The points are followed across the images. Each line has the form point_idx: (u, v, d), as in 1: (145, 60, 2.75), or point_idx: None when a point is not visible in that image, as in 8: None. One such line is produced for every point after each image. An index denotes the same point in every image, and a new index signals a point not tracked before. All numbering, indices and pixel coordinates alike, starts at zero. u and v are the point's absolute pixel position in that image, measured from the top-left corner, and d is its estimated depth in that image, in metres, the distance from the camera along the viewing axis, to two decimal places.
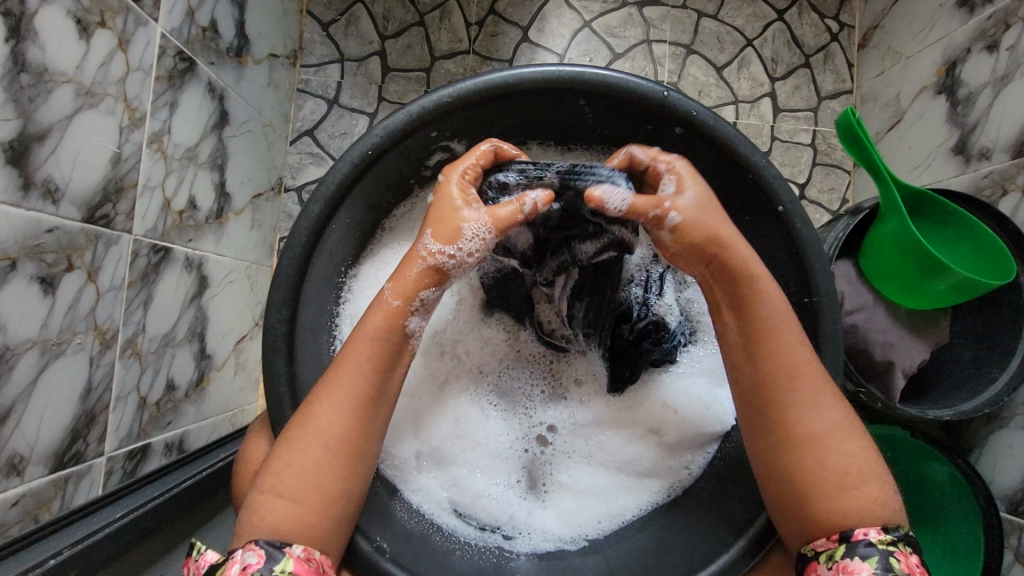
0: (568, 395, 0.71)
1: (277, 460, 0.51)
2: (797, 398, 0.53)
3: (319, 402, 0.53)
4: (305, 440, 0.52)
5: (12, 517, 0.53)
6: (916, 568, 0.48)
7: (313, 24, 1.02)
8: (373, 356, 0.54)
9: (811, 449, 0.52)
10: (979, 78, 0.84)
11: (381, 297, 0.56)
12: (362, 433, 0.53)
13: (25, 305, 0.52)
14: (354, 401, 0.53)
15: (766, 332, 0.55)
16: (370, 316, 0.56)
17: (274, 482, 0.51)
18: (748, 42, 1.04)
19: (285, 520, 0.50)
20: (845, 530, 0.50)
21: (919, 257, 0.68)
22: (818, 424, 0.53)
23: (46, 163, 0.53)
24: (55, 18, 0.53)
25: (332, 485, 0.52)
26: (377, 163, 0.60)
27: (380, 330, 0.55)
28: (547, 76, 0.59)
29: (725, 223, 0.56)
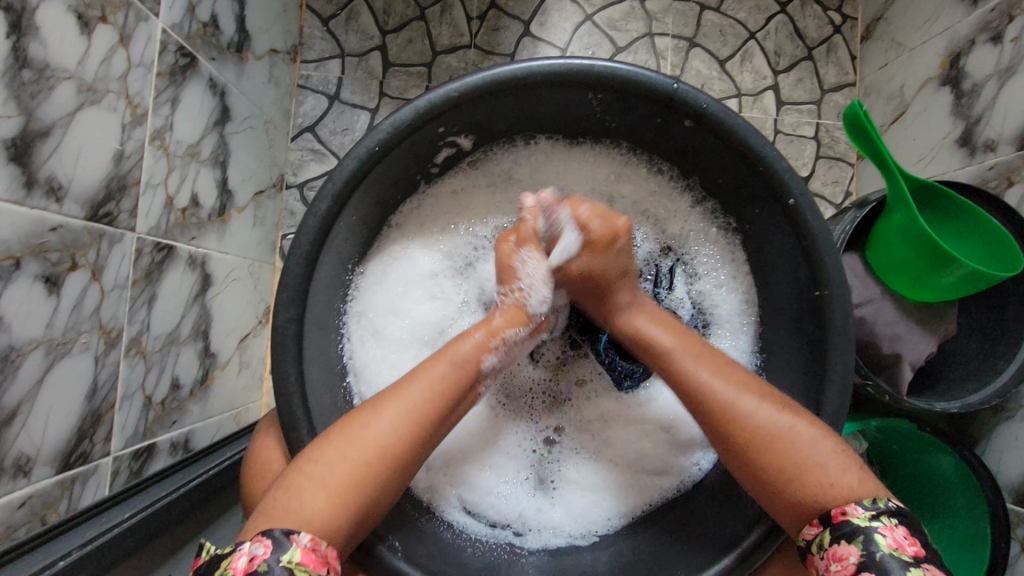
0: (571, 397, 0.72)
1: (331, 452, 0.50)
2: (723, 406, 0.55)
3: (386, 404, 0.53)
4: (365, 441, 0.51)
5: (19, 518, 0.52)
6: (903, 540, 0.46)
7: (313, 19, 1.01)
8: (443, 375, 0.56)
9: (753, 447, 0.53)
10: (984, 69, 0.83)
11: (466, 333, 0.60)
12: (419, 446, 0.53)
13: (30, 305, 0.52)
14: (418, 406, 0.53)
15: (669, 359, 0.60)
16: (455, 344, 0.59)
17: (322, 472, 0.49)
18: (751, 35, 1.03)
19: (318, 514, 0.48)
20: (825, 513, 0.50)
21: (927, 249, 0.68)
22: (752, 420, 0.54)
23: (48, 161, 0.52)
24: (56, 13, 0.52)
25: (373, 490, 0.51)
26: (383, 159, 0.60)
27: (463, 354, 0.57)
28: (555, 69, 0.58)
29: (624, 261, 0.63)
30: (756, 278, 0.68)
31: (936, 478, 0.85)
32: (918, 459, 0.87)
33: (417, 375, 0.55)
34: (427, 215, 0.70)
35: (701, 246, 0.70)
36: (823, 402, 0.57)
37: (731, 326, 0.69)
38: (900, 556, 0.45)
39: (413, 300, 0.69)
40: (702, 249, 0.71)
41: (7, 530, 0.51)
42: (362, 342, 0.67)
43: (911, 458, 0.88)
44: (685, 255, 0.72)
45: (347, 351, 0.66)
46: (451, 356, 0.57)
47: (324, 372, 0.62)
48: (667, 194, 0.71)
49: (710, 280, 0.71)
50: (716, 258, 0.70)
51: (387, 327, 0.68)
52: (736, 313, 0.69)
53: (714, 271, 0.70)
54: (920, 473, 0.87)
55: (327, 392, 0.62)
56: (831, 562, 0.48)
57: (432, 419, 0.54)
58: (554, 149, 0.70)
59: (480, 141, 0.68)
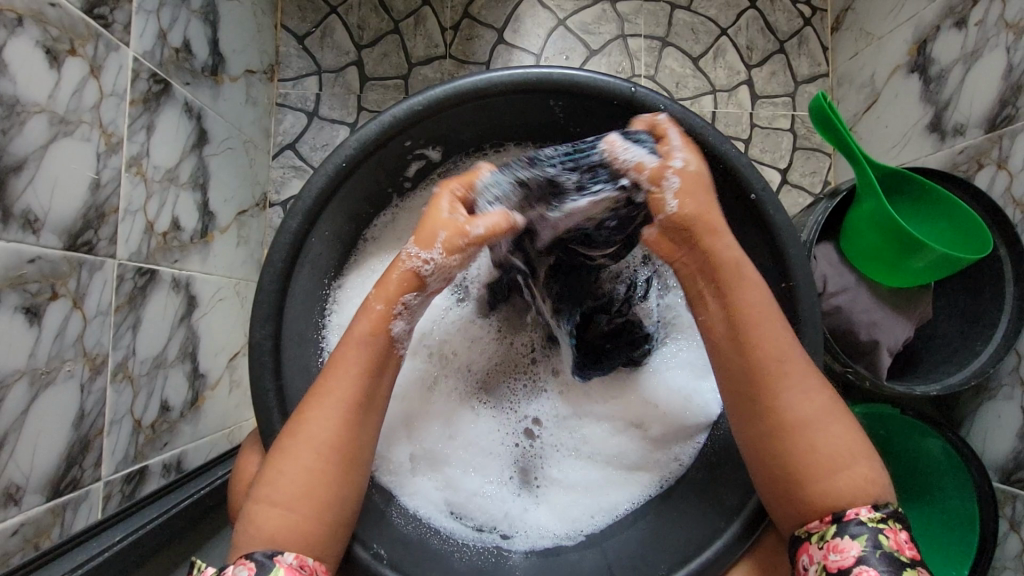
0: (545, 396, 0.72)
1: (270, 470, 0.51)
2: (788, 378, 0.53)
3: (307, 410, 0.53)
4: (298, 448, 0.52)
5: (12, 546, 0.53)
6: (904, 544, 0.49)
7: (289, 38, 1.02)
8: (357, 361, 0.54)
9: (795, 434, 0.53)
10: (950, 55, 0.84)
11: (367, 306, 0.56)
12: (350, 435, 0.53)
13: (10, 337, 0.53)
14: (340, 400, 0.53)
15: (755, 317, 0.55)
16: (356, 324, 0.56)
17: (271, 492, 0.51)
18: (723, 32, 1.04)
19: (280, 530, 0.50)
20: (839, 511, 0.51)
21: (897, 237, 0.69)
22: (807, 407, 0.53)
23: (24, 194, 0.53)
24: (24, 49, 0.53)
25: (326, 491, 0.52)
26: (352, 175, 0.61)
27: (365, 333, 0.55)
28: (515, 79, 0.59)
29: (715, 204, 0.55)
30: None
31: (924, 460, 0.86)
32: (908, 440, 0.86)
33: (327, 372, 0.54)
34: (402, 227, 0.70)
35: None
36: None
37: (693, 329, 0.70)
38: (899, 555, 0.48)
39: None
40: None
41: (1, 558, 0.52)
42: None
43: (902, 442, 0.87)
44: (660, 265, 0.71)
45: (328, 362, 0.65)
46: (357, 336, 0.55)
47: None
48: None
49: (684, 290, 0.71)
50: None
51: None
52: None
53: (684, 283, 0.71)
54: (906, 455, 0.87)
55: None
56: (830, 552, 0.49)
57: (357, 407, 0.54)
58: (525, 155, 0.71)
59: (449, 152, 0.69)
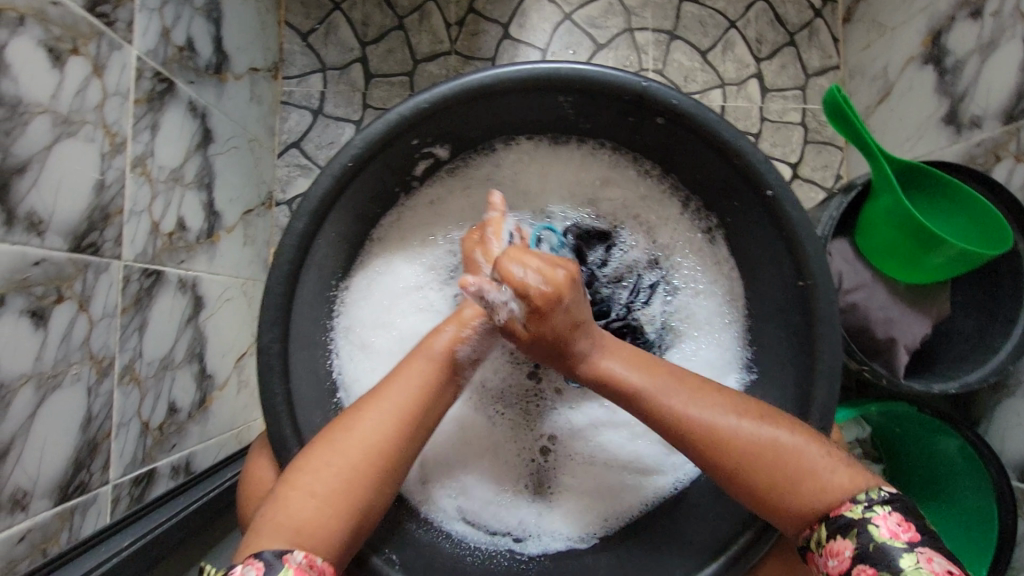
0: (558, 405, 0.70)
1: (316, 460, 0.51)
2: (705, 429, 0.52)
3: (365, 410, 0.53)
4: (349, 447, 0.51)
5: (20, 553, 0.52)
6: (897, 527, 0.47)
7: (293, 35, 1.01)
8: (424, 374, 0.55)
9: (743, 475, 0.51)
10: (965, 46, 0.82)
11: (438, 330, 0.59)
12: (399, 450, 0.53)
13: (17, 341, 0.52)
14: (400, 408, 0.54)
15: (645, 395, 0.54)
16: (430, 340, 0.58)
17: (309, 481, 0.50)
18: (732, 24, 1.03)
19: (310, 522, 0.48)
20: (823, 512, 0.49)
21: (913, 232, 0.68)
22: (740, 443, 0.51)
23: (28, 196, 0.53)
24: (26, 48, 0.53)
25: (359, 497, 0.51)
26: (359, 174, 0.60)
27: (440, 349, 0.57)
28: (524, 74, 0.58)
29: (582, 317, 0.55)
30: (740, 268, 0.67)
31: (940, 460, 0.84)
32: (926, 439, 0.85)
33: (392, 378, 0.55)
34: (408, 227, 0.70)
35: (682, 258, 0.70)
36: (814, 390, 0.57)
37: (705, 328, 0.68)
38: (896, 544, 0.46)
39: (400, 312, 0.69)
40: (684, 258, 0.70)
41: (8, 565, 0.51)
42: (351, 357, 0.66)
43: (920, 440, 0.86)
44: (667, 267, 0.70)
45: (336, 367, 0.66)
46: (433, 349, 0.57)
47: (316, 390, 0.62)
48: (655, 195, 0.70)
49: (687, 292, 0.69)
50: (696, 269, 0.69)
51: (375, 341, 0.67)
52: (712, 317, 0.68)
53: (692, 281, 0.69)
54: (924, 454, 0.87)
55: (320, 410, 0.62)
56: (829, 557, 0.48)
57: (416, 417, 0.54)
58: (536, 151, 0.70)
59: (457, 149, 0.68)
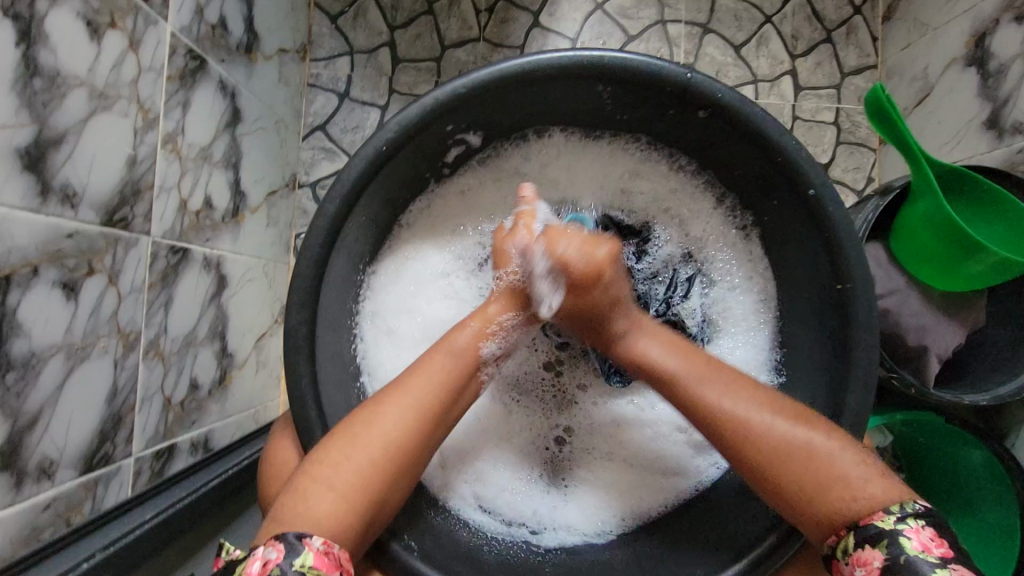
0: (580, 399, 0.70)
1: (335, 453, 0.50)
2: (738, 425, 0.53)
3: (385, 404, 0.53)
4: (369, 441, 0.51)
5: (45, 520, 0.53)
6: (931, 543, 0.45)
7: (321, 17, 1.00)
8: (442, 369, 0.55)
9: (771, 473, 0.51)
10: (1010, 50, 0.79)
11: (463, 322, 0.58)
12: (418, 445, 0.53)
13: (49, 311, 0.53)
14: (417, 402, 0.53)
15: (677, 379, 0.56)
16: (452, 334, 0.57)
17: (328, 474, 0.49)
18: (768, 19, 1.00)
19: (329, 517, 0.48)
20: (853, 520, 0.48)
21: (953, 237, 0.66)
22: (769, 437, 0.52)
23: (63, 168, 0.53)
24: (65, 20, 0.53)
25: (378, 490, 0.51)
26: (391, 158, 0.59)
27: (461, 344, 0.57)
28: (564, 62, 0.57)
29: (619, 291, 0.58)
30: (774, 269, 0.66)
31: (956, 471, 0.83)
32: (944, 451, 0.84)
33: (410, 372, 0.55)
34: (436, 214, 0.70)
35: (719, 253, 0.69)
36: (847, 397, 0.55)
37: (744, 324, 0.67)
38: (926, 557, 0.44)
39: (425, 299, 0.69)
40: (721, 254, 0.69)
41: (33, 532, 0.52)
42: (376, 341, 0.67)
43: (938, 452, 0.85)
44: (704, 262, 0.69)
45: (360, 351, 0.66)
46: (452, 346, 0.56)
47: (338, 373, 0.62)
48: (689, 192, 0.69)
49: (725, 287, 0.69)
50: (733, 263, 0.68)
51: (400, 327, 0.67)
52: (749, 313, 0.67)
53: (730, 277, 0.68)
54: (939, 466, 0.85)
55: (342, 393, 0.62)
56: (856, 567, 0.47)
57: (433, 413, 0.54)
58: (569, 142, 0.69)
59: (489, 137, 0.67)
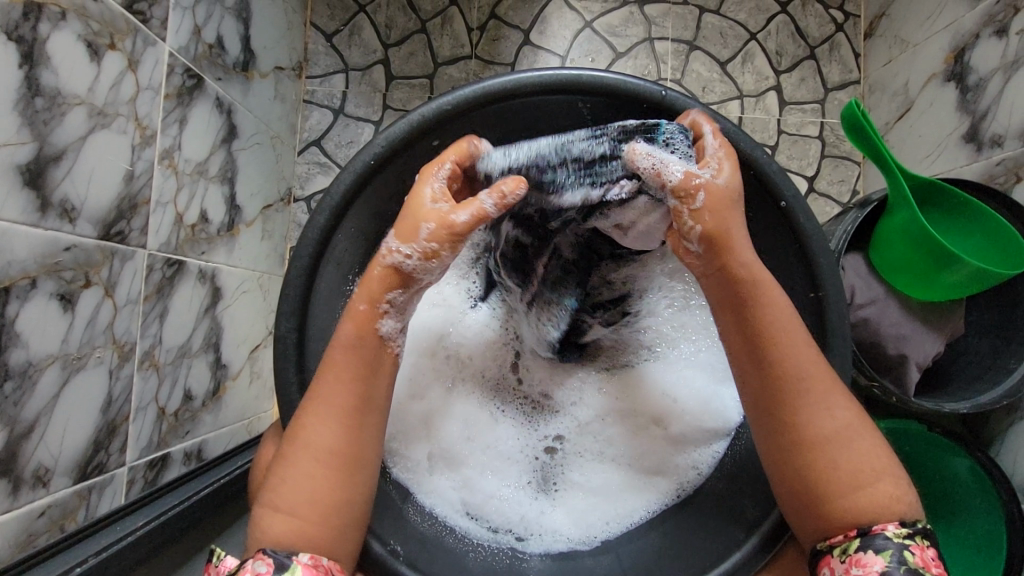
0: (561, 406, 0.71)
1: (279, 478, 0.52)
2: (815, 394, 0.52)
3: (303, 416, 0.54)
4: (303, 454, 0.52)
5: (39, 527, 0.54)
6: (931, 561, 0.47)
7: (318, 36, 1.03)
8: (346, 365, 0.54)
9: (826, 447, 0.51)
10: (989, 64, 0.82)
11: (351, 306, 0.55)
12: (354, 438, 0.54)
13: (46, 322, 0.54)
14: (335, 406, 0.53)
15: (770, 339, 0.53)
16: (341, 329, 0.55)
17: (278, 498, 0.51)
18: (752, 36, 1.03)
19: (292, 533, 0.50)
20: (863, 526, 0.49)
21: (929, 249, 0.67)
22: (834, 417, 0.52)
23: (62, 184, 0.55)
24: (66, 42, 0.55)
25: (337, 497, 0.52)
26: (380, 171, 0.61)
27: (350, 337, 0.55)
28: (545, 80, 0.60)
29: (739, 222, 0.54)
30: None
31: (945, 480, 0.84)
32: (931, 460, 0.85)
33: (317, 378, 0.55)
34: None
35: (674, 280, 0.68)
36: None
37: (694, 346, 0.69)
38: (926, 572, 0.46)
39: None
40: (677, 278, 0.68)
41: (27, 539, 0.53)
42: None
43: (926, 461, 0.85)
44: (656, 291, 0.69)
45: None
46: (343, 339, 0.55)
47: None
48: None
49: (671, 309, 0.69)
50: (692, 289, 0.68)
51: None
52: (702, 328, 0.68)
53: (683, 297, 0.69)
54: (925, 473, 0.85)
55: None
56: (853, 566, 0.48)
57: (353, 412, 0.54)
58: None
59: None
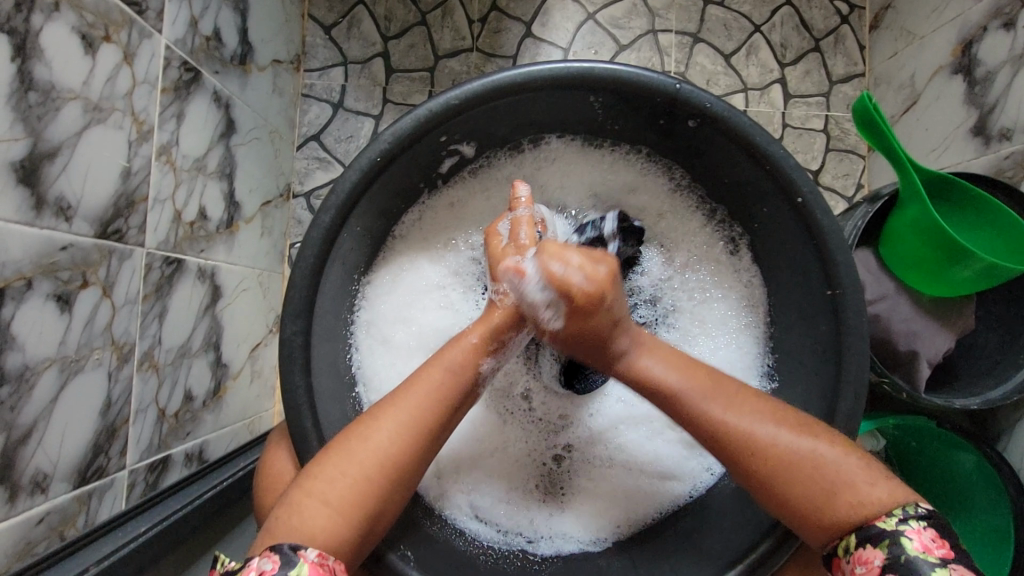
0: (573, 415, 0.70)
1: (330, 467, 0.50)
2: (744, 442, 0.52)
3: (383, 415, 0.52)
4: (361, 457, 0.51)
5: (39, 534, 0.53)
6: (931, 543, 0.46)
7: (315, 28, 1.01)
8: (438, 385, 0.54)
9: (779, 476, 0.51)
10: (996, 56, 0.81)
11: (461, 337, 0.57)
12: (414, 455, 0.52)
13: (43, 323, 0.52)
14: (410, 421, 0.52)
15: (680, 400, 0.55)
16: (448, 349, 0.56)
17: (323, 488, 0.49)
18: (757, 29, 1.01)
19: (322, 530, 0.48)
20: (854, 519, 0.49)
21: (940, 244, 0.67)
22: (773, 446, 0.52)
23: (58, 181, 0.53)
24: (60, 34, 0.53)
25: (372, 501, 0.50)
26: (386, 168, 0.59)
27: (456, 362, 0.55)
28: (557, 74, 0.58)
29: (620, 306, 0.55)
30: (763, 275, 0.67)
31: (953, 473, 0.84)
32: (939, 453, 0.85)
33: (407, 388, 0.54)
34: (429, 226, 0.70)
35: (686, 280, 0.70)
36: (837, 403, 0.56)
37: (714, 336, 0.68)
38: (927, 558, 0.45)
39: (420, 309, 0.68)
40: (694, 271, 0.70)
41: (27, 546, 0.52)
42: (370, 351, 0.67)
43: (934, 453, 0.85)
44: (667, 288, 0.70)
45: (356, 361, 0.66)
46: (448, 363, 0.55)
47: (334, 383, 0.62)
48: (680, 209, 0.70)
49: (690, 303, 0.70)
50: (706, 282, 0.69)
51: (395, 336, 0.67)
52: (720, 324, 0.68)
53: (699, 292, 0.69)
54: (935, 464, 0.86)
55: (337, 403, 0.62)
56: (858, 565, 0.48)
57: (429, 434, 0.53)
58: (564, 151, 0.70)
59: (482, 148, 0.67)
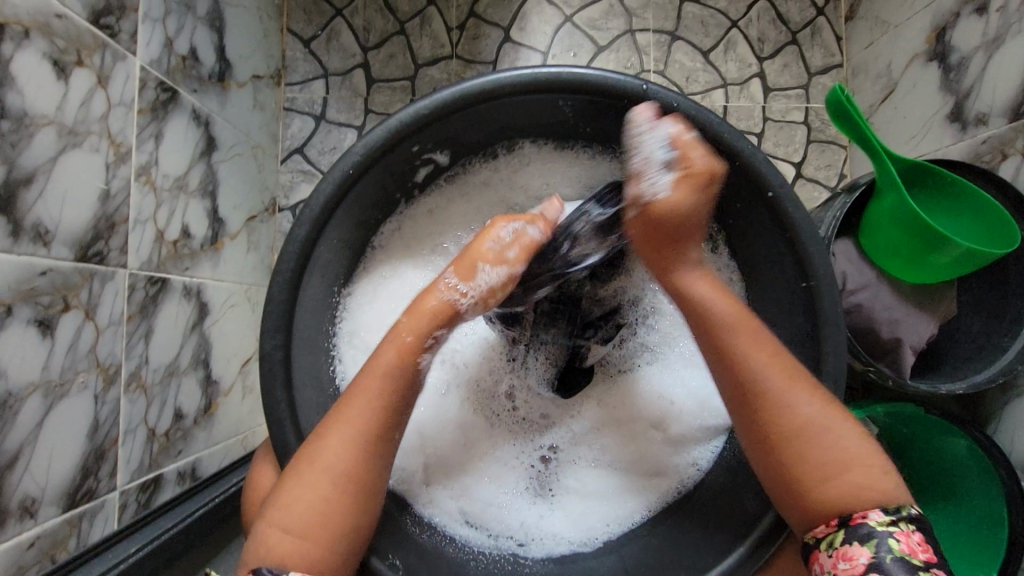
0: (556, 416, 0.70)
1: (287, 495, 0.51)
2: (771, 396, 0.53)
3: (327, 434, 0.52)
4: (316, 476, 0.51)
5: (29, 558, 0.53)
6: (918, 547, 0.46)
7: (295, 42, 1.02)
8: (376, 393, 0.53)
9: (794, 441, 0.52)
10: (970, 42, 0.81)
11: (396, 330, 0.56)
12: (370, 464, 0.53)
13: (24, 348, 0.53)
14: (356, 434, 0.52)
15: (721, 335, 0.56)
16: (380, 353, 0.55)
17: (282, 517, 0.50)
18: (733, 24, 1.02)
19: (293, 555, 0.49)
20: (844, 514, 0.49)
21: (918, 231, 0.67)
22: (799, 413, 0.52)
23: (34, 207, 0.53)
24: (31, 61, 0.53)
25: (339, 518, 0.51)
26: (360, 180, 0.60)
27: (392, 364, 0.54)
28: (525, 80, 0.58)
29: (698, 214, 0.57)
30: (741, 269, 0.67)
31: (946, 459, 0.84)
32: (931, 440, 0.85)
33: (347, 403, 0.54)
34: (409, 234, 0.70)
35: None
36: None
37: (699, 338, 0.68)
38: (912, 560, 0.45)
39: None
40: None
41: (18, 571, 0.52)
42: (355, 361, 0.67)
43: (926, 441, 0.85)
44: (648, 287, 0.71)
45: (340, 372, 0.66)
46: (384, 366, 0.54)
47: (320, 396, 0.63)
48: None
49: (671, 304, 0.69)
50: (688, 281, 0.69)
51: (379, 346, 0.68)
52: None
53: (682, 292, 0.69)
54: (928, 451, 0.86)
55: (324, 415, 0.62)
56: (840, 560, 0.47)
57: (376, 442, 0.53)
58: (539, 154, 0.70)
59: (456, 155, 0.68)
